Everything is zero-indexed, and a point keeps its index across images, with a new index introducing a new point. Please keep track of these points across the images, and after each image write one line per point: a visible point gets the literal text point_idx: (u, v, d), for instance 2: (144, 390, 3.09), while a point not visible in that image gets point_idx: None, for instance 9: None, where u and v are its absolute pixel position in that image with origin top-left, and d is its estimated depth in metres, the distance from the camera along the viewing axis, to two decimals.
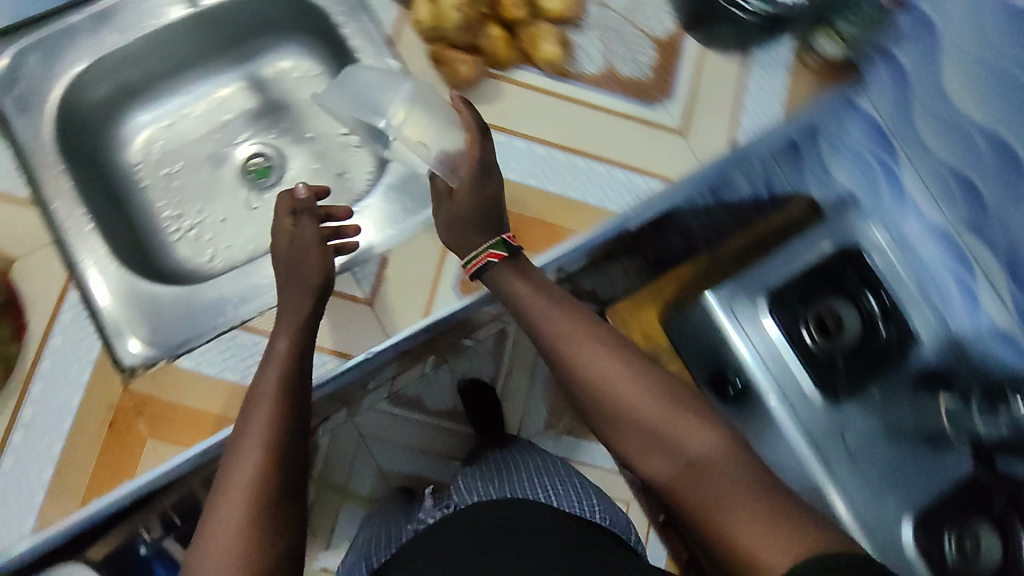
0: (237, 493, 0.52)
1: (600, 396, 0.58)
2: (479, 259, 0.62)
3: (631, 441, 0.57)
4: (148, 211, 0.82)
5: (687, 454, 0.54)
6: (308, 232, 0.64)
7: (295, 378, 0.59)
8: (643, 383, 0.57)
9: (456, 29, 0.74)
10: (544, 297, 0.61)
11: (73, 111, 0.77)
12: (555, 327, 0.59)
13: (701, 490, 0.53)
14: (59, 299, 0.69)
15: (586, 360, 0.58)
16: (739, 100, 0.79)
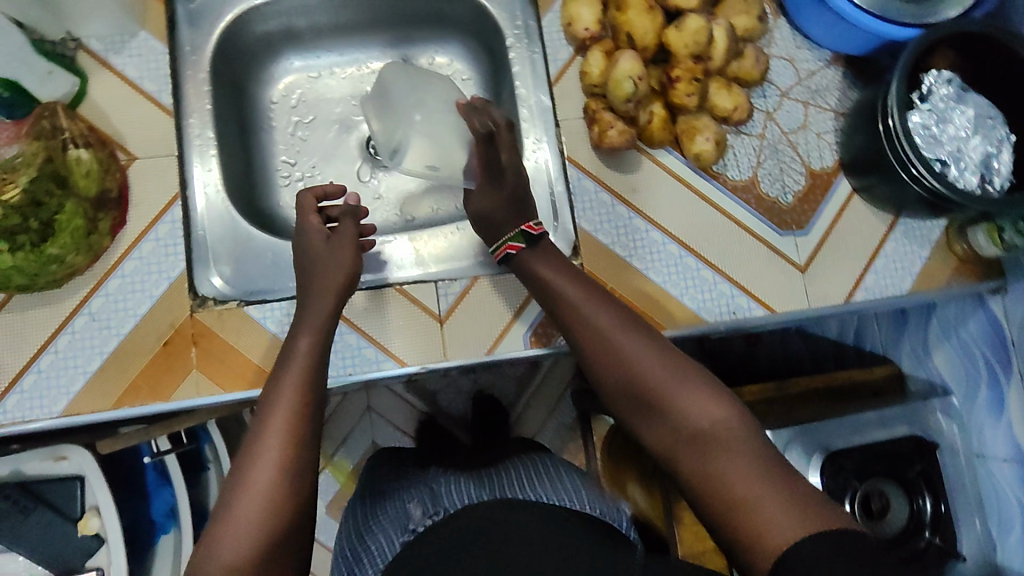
0: (253, 490, 0.52)
1: (618, 369, 0.59)
2: (501, 250, 0.68)
3: (641, 416, 0.58)
4: (269, 151, 0.84)
5: (689, 427, 0.55)
6: (347, 230, 0.68)
7: (316, 374, 0.59)
8: (658, 359, 0.58)
9: (624, 100, 0.71)
10: (568, 277, 0.64)
11: (237, 38, 0.80)
12: (568, 299, 0.63)
13: (706, 460, 0.53)
14: (163, 209, 0.70)
15: (609, 333, 0.60)
16: (871, 259, 0.78)
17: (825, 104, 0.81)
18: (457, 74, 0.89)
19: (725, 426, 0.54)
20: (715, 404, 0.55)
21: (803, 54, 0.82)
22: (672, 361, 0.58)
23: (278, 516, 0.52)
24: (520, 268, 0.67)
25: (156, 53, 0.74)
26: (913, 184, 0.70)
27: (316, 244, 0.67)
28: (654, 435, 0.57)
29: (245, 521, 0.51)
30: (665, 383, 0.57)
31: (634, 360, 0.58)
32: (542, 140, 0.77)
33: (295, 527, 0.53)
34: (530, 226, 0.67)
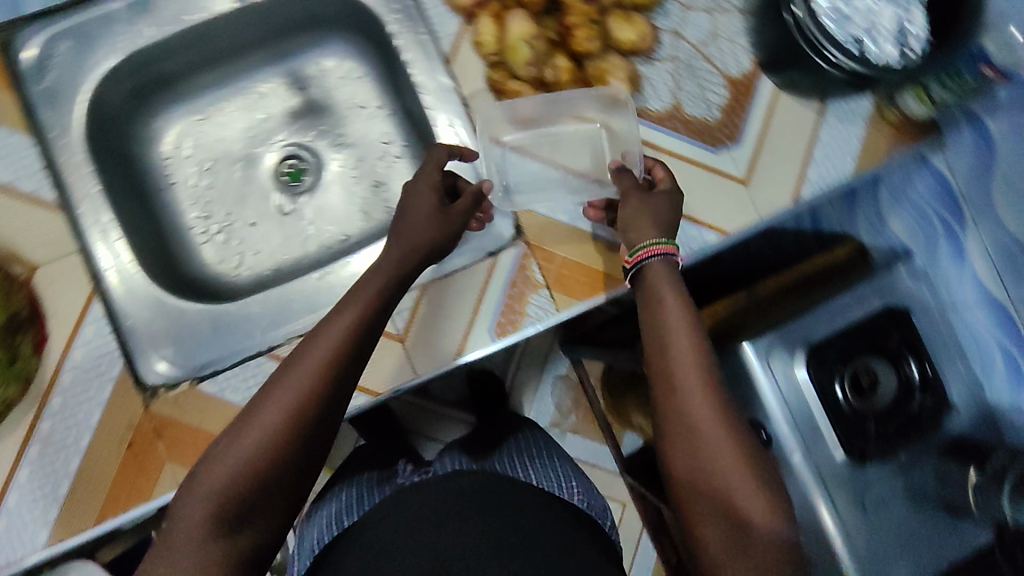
0: (253, 434, 0.51)
1: (675, 412, 0.56)
2: (643, 253, 0.61)
3: (681, 463, 0.55)
4: (175, 211, 0.79)
5: (741, 524, 0.53)
6: (461, 207, 0.65)
7: (349, 351, 0.55)
8: (721, 424, 0.55)
9: (523, 64, 0.70)
10: (680, 311, 0.58)
11: (104, 105, 0.73)
12: (666, 331, 0.58)
13: (729, 529, 0.53)
14: (83, 311, 0.66)
15: (687, 393, 0.56)
16: (811, 152, 0.76)
17: (729, 5, 0.78)
18: (349, 74, 0.83)
19: (766, 517, 0.53)
20: (762, 490, 0.53)
21: None
22: (736, 430, 0.55)
23: (253, 494, 0.51)
24: (645, 279, 0.61)
25: (21, 149, 0.68)
26: (831, 70, 0.69)
27: (423, 210, 0.64)
28: (682, 482, 0.56)
29: (224, 470, 0.51)
30: (720, 450, 0.54)
31: (694, 407, 0.55)
32: (456, 121, 0.73)
33: (283, 482, 0.52)
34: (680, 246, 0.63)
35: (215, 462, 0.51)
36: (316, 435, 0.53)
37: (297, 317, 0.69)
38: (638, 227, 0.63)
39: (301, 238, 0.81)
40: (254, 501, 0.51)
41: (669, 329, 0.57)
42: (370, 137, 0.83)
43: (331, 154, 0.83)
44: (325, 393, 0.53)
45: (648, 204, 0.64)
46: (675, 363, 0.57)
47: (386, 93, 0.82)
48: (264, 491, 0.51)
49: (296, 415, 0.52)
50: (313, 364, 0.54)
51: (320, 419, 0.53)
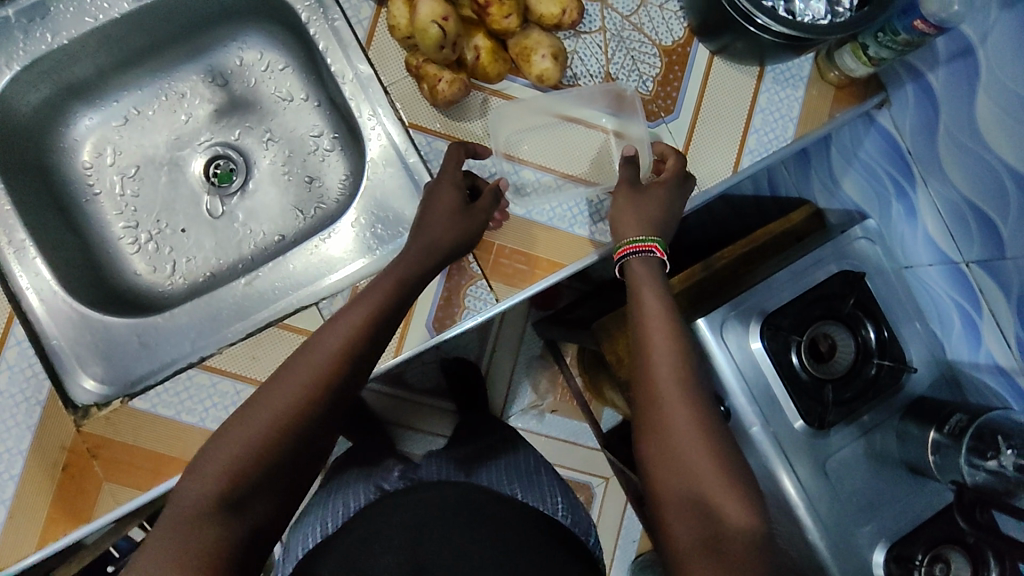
0: (251, 429, 0.52)
1: (652, 404, 0.58)
2: (630, 248, 0.63)
3: (657, 455, 0.56)
4: (103, 223, 0.77)
5: (718, 523, 0.53)
6: (483, 202, 0.65)
7: (351, 359, 0.55)
8: (695, 419, 0.56)
9: (435, 46, 0.65)
10: (664, 316, 0.60)
11: (12, 119, 0.70)
12: (645, 330, 0.60)
13: (702, 520, 0.53)
14: (4, 334, 0.64)
15: (665, 390, 0.57)
16: (749, 120, 0.74)
17: None
18: (273, 67, 0.81)
19: (738, 509, 0.53)
20: (736, 484, 0.54)
21: None
22: (709, 426, 0.57)
23: (256, 472, 0.51)
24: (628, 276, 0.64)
25: None
26: (762, 34, 0.67)
27: (450, 207, 0.64)
28: (658, 473, 0.56)
29: (218, 465, 0.50)
30: (697, 442, 0.55)
31: (671, 400, 0.57)
32: (380, 112, 0.70)
33: (274, 484, 0.52)
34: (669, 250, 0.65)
35: (227, 436, 0.52)
36: (324, 422, 0.54)
37: (228, 325, 0.68)
38: (626, 223, 0.65)
39: (235, 241, 0.79)
40: (255, 482, 0.50)
41: (653, 323, 0.60)
42: (300, 131, 0.81)
43: (262, 151, 0.81)
44: (326, 399, 0.54)
45: (634, 204, 0.65)
46: (654, 355, 0.59)
47: (311, 83, 0.80)
48: (266, 472, 0.51)
49: (307, 399, 0.53)
50: (313, 370, 0.54)
51: (330, 409, 0.54)
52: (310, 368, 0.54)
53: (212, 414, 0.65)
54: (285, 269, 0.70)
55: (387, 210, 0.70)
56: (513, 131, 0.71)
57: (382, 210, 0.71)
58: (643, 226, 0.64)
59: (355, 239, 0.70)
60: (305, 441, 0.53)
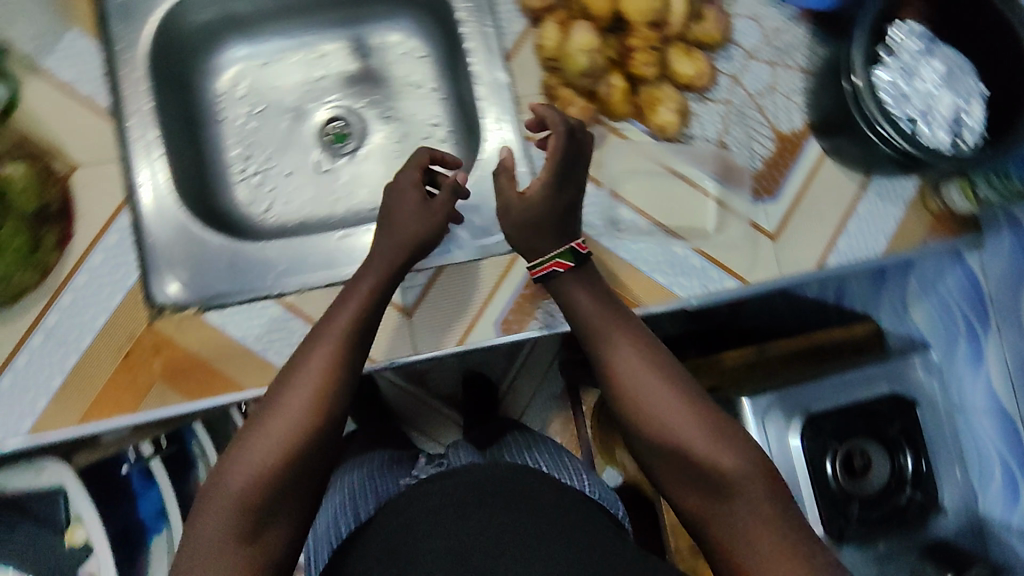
0: (261, 452, 0.51)
1: (630, 408, 0.55)
2: (546, 265, 0.60)
3: (668, 469, 0.53)
4: (219, 147, 0.82)
5: (717, 475, 0.51)
6: (441, 206, 0.65)
7: (343, 365, 0.56)
8: (685, 404, 0.53)
9: (579, 74, 0.70)
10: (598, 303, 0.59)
11: (174, 31, 0.77)
12: (587, 313, 0.58)
13: (733, 524, 0.50)
14: (109, 220, 0.68)
15: (620, 368, 0.55)
16: (844, 224, 0.75)
17: (792, 63, 0.78)
18: (411, 53, 0.87)
19: (753, 479, 0.50)
20: (721, 433, 0.52)
21: (766, 10, 0.79)
22: (687, 396, 0.54)
23: (276, 488, 0.51)
24: (556, 291, 0.60)
25: (87, 53, 0.71)
26: (881, 145, 0.69)
27: (410, 206, 0.64)
28: (676, 487, 0.53)
29: (235, 491, 0.50)
30: (697, 437, 0.52)
31: (644, 392, 0.54)
32: (503, 119, 0.74)
33: (290, 495, 0.51)
34: (580, 245, 0.60)
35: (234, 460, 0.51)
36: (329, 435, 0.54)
37: (312, 271, 0.71)
38: (536, 235, 0.61)
39: (332, 198, 0.83)
40: (272, 502, 0.50)
41: (609, 336, 0.57)
42: (419, 117, 0.86)
43: (378, 128, 0.86)
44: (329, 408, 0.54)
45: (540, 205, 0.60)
46: (623, 370, 0.55)
47: (443, 77, 0.86)
48: (283, 486, 0.51)
49: (315, 420, 0.53)
50: (310, 380, 0.54)
51: (333, 420, 0.54)
52: (307, 380, 0.54)
53: (275, 346, 0.69)
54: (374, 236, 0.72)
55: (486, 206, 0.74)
56: (619, 168, 0.74)
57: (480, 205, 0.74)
58: (547, 238, 0.60)
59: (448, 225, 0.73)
60: (316, 454, 0.53)
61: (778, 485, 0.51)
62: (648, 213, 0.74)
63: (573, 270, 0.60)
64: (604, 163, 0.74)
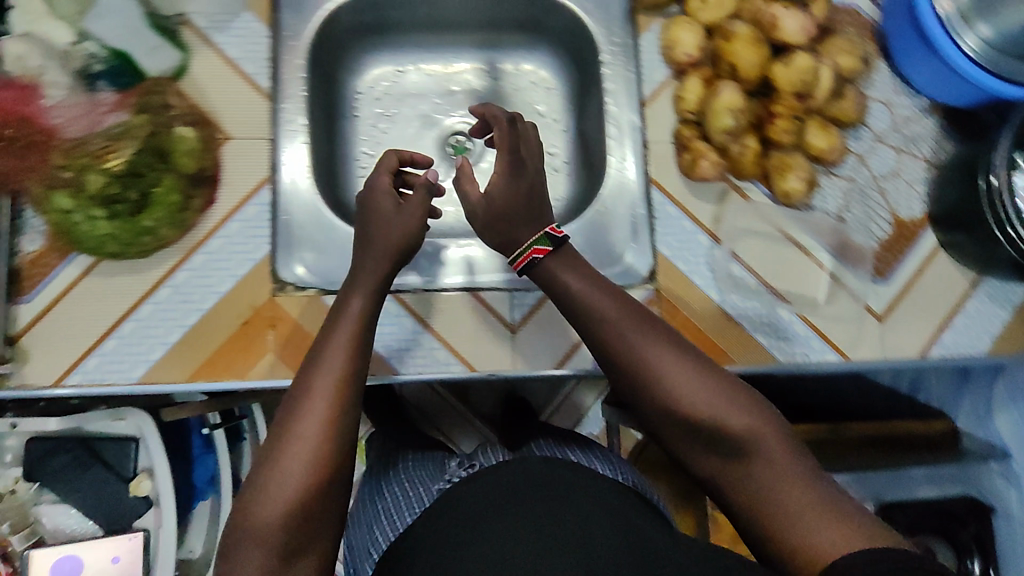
0: (283, 489, 0.53)
1: (642, 382, 0.59)
2: (525, 255, 0.63)
3: (688, 443, 0.58)
4: (350, 142, 0.86)
5: (730, 435, 0.56)
6: (415, 206, 0.66)
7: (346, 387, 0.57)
8: (690, 372, 0.58)
9: (720, 131, 0.70)
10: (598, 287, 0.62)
11: (332, 29, 0.81)
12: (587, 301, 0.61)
13: (756, 485, 0.54)
14: (251, 192, 0.72)
15: (633, 346, 0.59)
16: (950, 317, 0.76)
17: (918, 153, 0.78)
18: (541, 83, 0.91)
19: (762, 433, 0.55)
20: (726, 394, 0.57)
21: (901, 99, 0.79)
22: (688, 365, 0.59)
23: (306, 514, 0.53)
24: (540, 278, 0.64)
25: (257, 35, 0.75)
26: (1008, 245, 0.68)
27: (387, 207, 0.66)
28: (697, 459, 0.58)
29: (270, 525, 0.52)
30: (708, 404, 0.56)
31: (653, 369, 0.58)
32: (629, 160, 0.77)
33: (317, 517, 0.54)
34: (554, 229, 0.64)
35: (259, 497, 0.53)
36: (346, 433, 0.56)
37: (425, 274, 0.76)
38: (513, 226, 0.64)
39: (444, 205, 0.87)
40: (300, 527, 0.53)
41: (620, 332, 0.60)
42: None
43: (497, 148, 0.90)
44: (339, 432, 0.56)
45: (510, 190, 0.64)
46: (636, 360, 0.59)
47: (570, 111, 0.89)
48: (312, 510, 0.53)
49: (327, 444, 0.55)
50: (320, 410, 0.56)
51: (343, 445, 0.56)
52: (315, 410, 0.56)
53: (384, 337, 0.72)
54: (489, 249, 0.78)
55: (600, 238, 0.77)
56: (736, 226, 0.75)
57: (596, 235, 0.77)
58: (523, 228, 0.64)
59: None
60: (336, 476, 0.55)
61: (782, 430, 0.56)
62: (762, 275, 0.75)
63: (553, 254, 0.63)
64: (722, 219, 0.75)
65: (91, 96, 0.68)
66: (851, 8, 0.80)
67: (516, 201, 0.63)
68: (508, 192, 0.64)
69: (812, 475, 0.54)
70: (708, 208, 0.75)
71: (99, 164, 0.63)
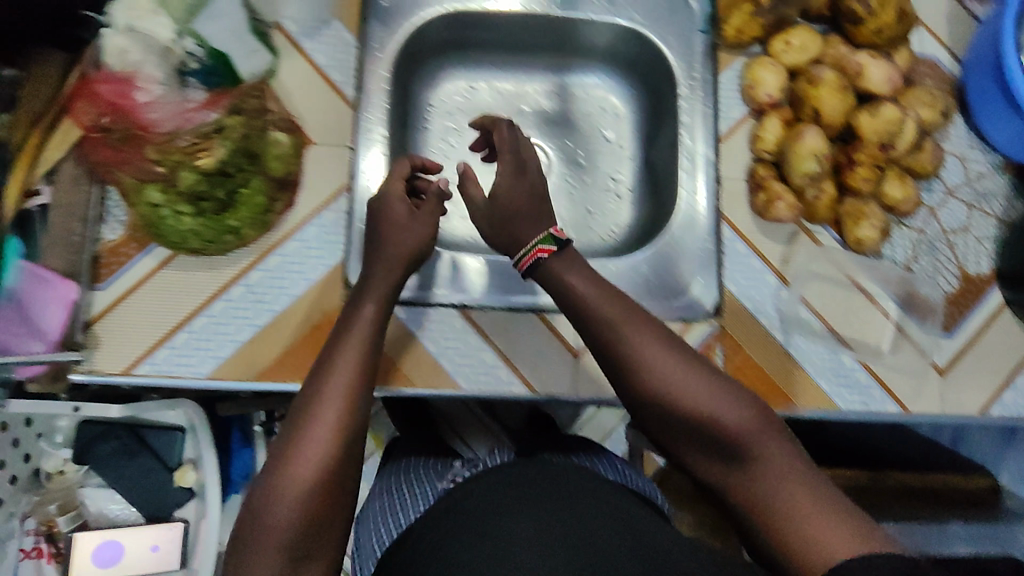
0: (294, 481, 0.52)
1: (637, 378, 0.59)
2: (530, 255, 0.64)
3: (689, 446, 0.58)
4: (420, 153, 0.87)
5: (724, 431, 0.55)
6: (427, 213, 0.68)
7: (356, 380, 0.58)
8: (684, 366, 0.58)
9: (800, 176, 0.71)
10: (593, 283, 0.62)
11: (416, 43, 0.82)
12: (580, 296, 0.62)
13: (759, 486, 0.54)
14: (331, 197, 0.74)
15: (628, 341, 0.59)
16: (1012, 377, 0.75)
17: (989, 209, 0.78)
18: (611, 107, 0.91)
19: (756, 430, 0.55)
20: (720, 389, 0.57)
21: (976, 154, 0.80)
22: (680, 358, 0.59)
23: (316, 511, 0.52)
24: (544, 277, 0.64)
25: (346, 45, 0.76)
26: None
27: (398, 215, 0.67)
28: (699, 462, 0.58)
29: (280, 519, 0.51)
30: (702, 399, 0.56)
31: (647, 363, 0.58)
32: (700, 192, 0.77)
33: (324, 516, 0.52)
34: (558, 231, 0.65)
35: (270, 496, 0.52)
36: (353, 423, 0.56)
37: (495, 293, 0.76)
38: (520, 226, 0.65)
39: None
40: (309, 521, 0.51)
41: (622, 333, 0.60)
42: (604, 170, 0.90)
43: (563, 171, 0.90)
44: (349, 428, 0.56)
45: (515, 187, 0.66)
46: (637, 361, 0.59)
47: (638, 138, 0.90)
48: (322, 507, 0.52)
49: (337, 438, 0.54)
50: (333, 406, 0.56)
51: (354, 443, 0.56)
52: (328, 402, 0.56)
53: (450, 352, 0.74)
54: None
55: (669, 269, 0.77)
56: (805, 270, 0.76)
57: (666, 265, 0.77)
58: (529, 229, 0.65)
59: (625, 279, 0.77)
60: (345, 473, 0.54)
61: (777, 427, 0.56)
62: (828, 319, 0.76)
63: (557, 254, 0.64)
64: (793, 262, 0.76)
65: (182, 95, 0.66)
66: (932, 59, 0.80)
67: (520, 200, 0.66)
68: (514, 192, 0.66)
69: (813, 476, 0.54)
70: (779, 249, 0.76)
71: (190, 161, 0.62)
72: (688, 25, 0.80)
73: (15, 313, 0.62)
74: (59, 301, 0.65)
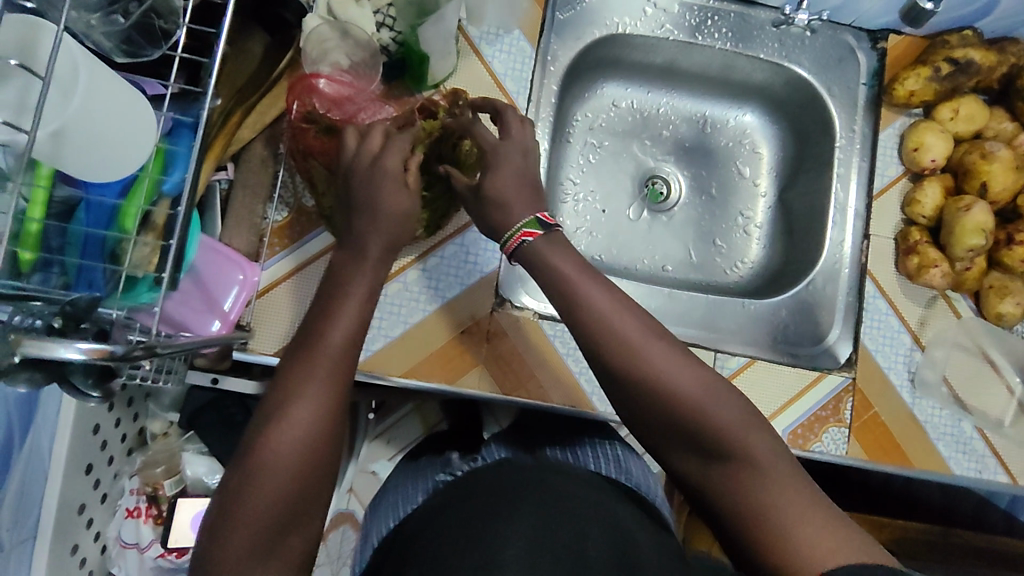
0: (267, 470, 0.46)
1: (624, 369, 0.52)
2: (513, 239, 0.58)
3: (673, 445, 0.52)
4: (563, 167, 0.88)
5: (710, 429, 0.50)
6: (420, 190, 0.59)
7: (351, 358, 0.51)
8: (677, 359, 0.52)
9: (963, 249, 0.73)
10: (577, 261, 0.57)
11: (582, 58, 0.83)
12: (563, 272, 0.56)
13: (748, 489, 0.48)
14: (459, 230, 0.75)
15: (616, 326, 0.53)
16: None
17: None
18: (752, 144, 0.91)
19: (745, 426, 0.50)
20: (707, 381, 0.51)
21: None
22: (668, 345, 0.53)
23: (288, 496, 0.46)
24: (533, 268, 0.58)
25: (524, 55, 0.76)
26: None
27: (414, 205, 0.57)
28: (681, 461, 0.52)
29: (251, 514, 0.45)
30: (692, 394, 0.51)
31: (637, 354, 0.52)
32: (840, 241, 0.80)
33: (305, 507, 0.48)
34: (547, 215, 0.59)
35: (243, 489, 0.46)
36: (339, 399, 0.50)
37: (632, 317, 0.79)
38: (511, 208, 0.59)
39: (638, 248, 0.88)
40: (277, 512, 0.46)
41: (601, 318, 0.53)
42: (736, 206, 0.90)
43: (693, 200, 0.90)
44: (334, 409, 0.49)
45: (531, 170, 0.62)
46: (629, 350, 0.52)
47: (776, 177, 0.90)
48: (291, 497, 0.46)
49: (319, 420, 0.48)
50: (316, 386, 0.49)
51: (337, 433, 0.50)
52: (308, 377, 0.49)
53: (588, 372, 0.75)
54: (692, 301, 0.79)
55: (808, 314, 0.79)
56: (937, 334, 0.77)
57: (805, 311, 0.79)
58: (521, 206, 0.59)
59: (759, 320, 0.79)
60: (323, 461, 0.49)
61: (768, 428, 0.51)
62: (957, 384, 0.77)
63: (543, 238, 0.58)
64: (926, 322, 0.78)
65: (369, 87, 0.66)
66: None
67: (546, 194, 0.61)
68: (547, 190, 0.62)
69: (805, 485, 0.48)
70: (919, 309, 0.78)
71: None
72: (853, 77, 0.82)
73: (196, 289, 0.64)
74: (240, 283, 0.66)
